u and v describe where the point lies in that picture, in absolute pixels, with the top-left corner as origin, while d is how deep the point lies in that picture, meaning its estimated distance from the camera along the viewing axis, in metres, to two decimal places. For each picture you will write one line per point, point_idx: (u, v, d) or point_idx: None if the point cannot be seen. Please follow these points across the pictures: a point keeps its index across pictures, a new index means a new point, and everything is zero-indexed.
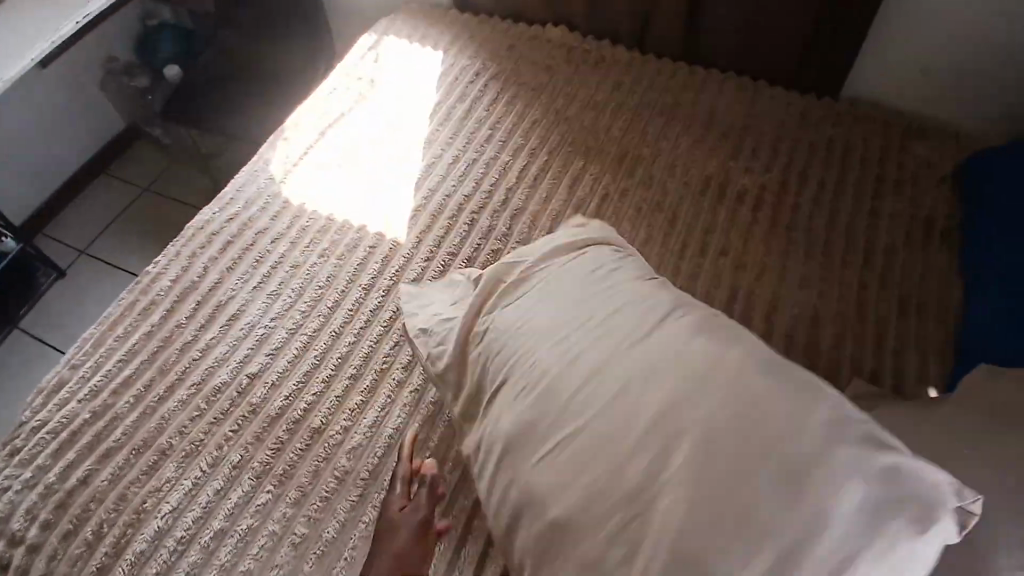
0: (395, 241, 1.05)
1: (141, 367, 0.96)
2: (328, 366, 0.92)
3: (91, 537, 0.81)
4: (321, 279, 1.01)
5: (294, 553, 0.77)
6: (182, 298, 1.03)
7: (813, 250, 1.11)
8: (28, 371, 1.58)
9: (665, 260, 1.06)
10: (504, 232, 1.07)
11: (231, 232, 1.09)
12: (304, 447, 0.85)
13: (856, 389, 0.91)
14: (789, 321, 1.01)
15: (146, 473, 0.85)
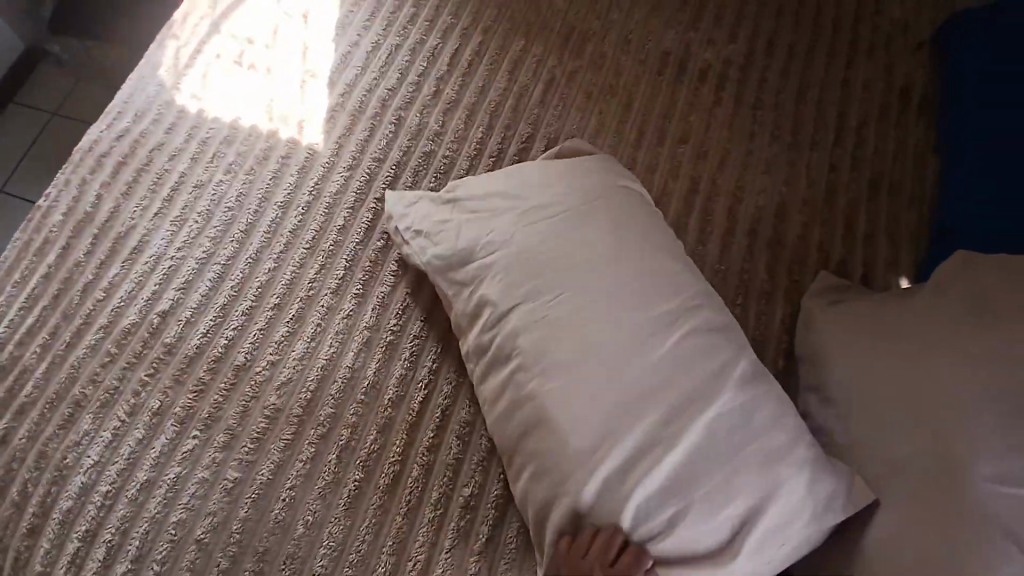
0: (311, 148, 0.93)
1: (43, 316, 0.83)
2: (249, 296, 0.83)
3: (20, 497, 0.74)
4: (231, 199, 0.89)
5: (228, 499, 0.72)
6: (77, 233, 0.88)
7: (779, 127, 1.01)
8: None
9: (619, 151, 0.95)
10: (437, 130, 0.95)
11: (122, 152, 0.93)
12: (229, 387, 0.78)
13: (821, 279, 0.84)
14: (754, 210, 0.92)
15: (64, 426, 0.76)
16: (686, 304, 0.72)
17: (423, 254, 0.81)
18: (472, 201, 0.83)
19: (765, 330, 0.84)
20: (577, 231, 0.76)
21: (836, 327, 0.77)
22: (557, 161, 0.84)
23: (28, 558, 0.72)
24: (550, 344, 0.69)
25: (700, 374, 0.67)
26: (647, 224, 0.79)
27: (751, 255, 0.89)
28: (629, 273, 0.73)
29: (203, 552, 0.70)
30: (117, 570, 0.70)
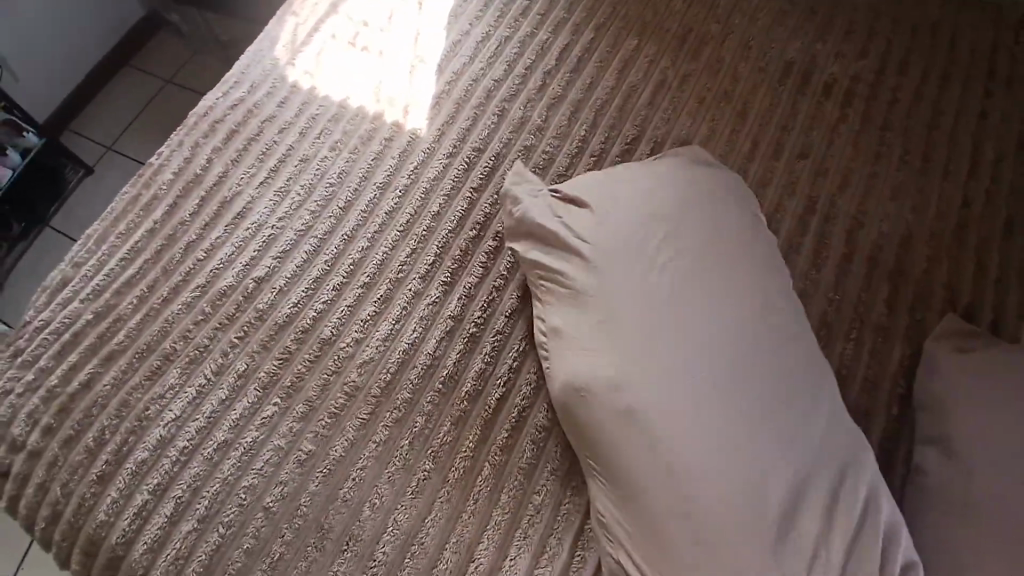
0: (413, 133, 0.93)
1: (143, 268, 0.87)
2: (341, 271, 0.83)
3: (92, 444, 0.77)
4: (333, 175, 0.90)
5: (300, 470, 0.72)
6: (183, 194, 0.92)
7: (911, 152, 0.92)
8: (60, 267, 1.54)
9: (729, 162, 0.90)
10: (539, 125, 0.92)
11: (235, 121, 0.97)
12: (313, 359, 0.78)
13: (950, 323, 0.76)
14: (875, 239, 0.84)
15: (151, 377, 0.80)
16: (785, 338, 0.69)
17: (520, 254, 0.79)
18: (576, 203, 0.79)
19: (879, 370, 0.76)
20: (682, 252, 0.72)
21: (951, 380, 0.70)
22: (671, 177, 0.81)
23: (89, 507, 0.75)
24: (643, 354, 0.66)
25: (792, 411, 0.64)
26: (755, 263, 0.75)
27: (869, 287, 0.81)
28: (726, 294, 0.69)
29: (269, 520, 0.71)
30: (183, 526, 0.72)
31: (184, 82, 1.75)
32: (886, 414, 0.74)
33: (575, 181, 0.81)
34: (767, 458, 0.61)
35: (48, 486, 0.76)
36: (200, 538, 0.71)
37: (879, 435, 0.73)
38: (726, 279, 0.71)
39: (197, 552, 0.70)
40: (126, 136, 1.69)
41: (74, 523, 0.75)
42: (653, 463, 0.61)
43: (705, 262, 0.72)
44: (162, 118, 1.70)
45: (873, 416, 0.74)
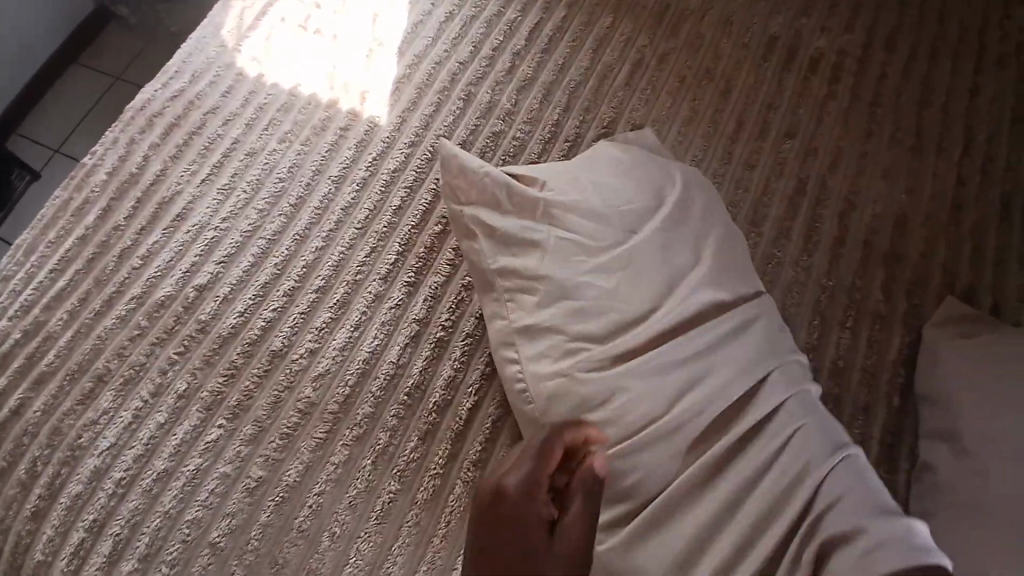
0: (373, 121, 0.85)
1: (75, 280, 0.78)
2: (293, 275, 0.75)
3: (25, 476, 0.68)
4: (283, 169, 0.82)
5: (249, 500, 0.65)
6: (120, 195, 0.83)
7: (900, 129, 0.87)
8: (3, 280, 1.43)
9: (713, 144, 0.83)
10: (509, 109, 0.85)
11: (175, 113, 0.88)
12: (262, 374, 0.70)
13: (949, 308, 0.70)
14: (869, 222, 0.79)
15: (83, 401, 0.71)
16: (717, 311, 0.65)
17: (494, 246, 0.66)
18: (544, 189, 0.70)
19: (878, 360, 0.70)
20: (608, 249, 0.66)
21: (959, 373, 0.64)
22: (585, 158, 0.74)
23: (25, 545, 0.66)
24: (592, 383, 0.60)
25: (742, 394, 0.60)
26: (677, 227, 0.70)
27: (865, 272, 0.76)
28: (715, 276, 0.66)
29: (216, 557, 0.63)
30: (123, 567, 0.64)
31: (128, 78, 1.64)
32: (887, 407, 0.68)
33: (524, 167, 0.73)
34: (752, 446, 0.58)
35: None
36: None
37: (881, 429, 0.67)
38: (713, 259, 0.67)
39: None
40: (73, 139, 1.58)
41: (14, 561, 0.67)
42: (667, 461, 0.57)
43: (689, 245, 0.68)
44: (111, 117, 1.60)
45: (874, 411, 0.68)
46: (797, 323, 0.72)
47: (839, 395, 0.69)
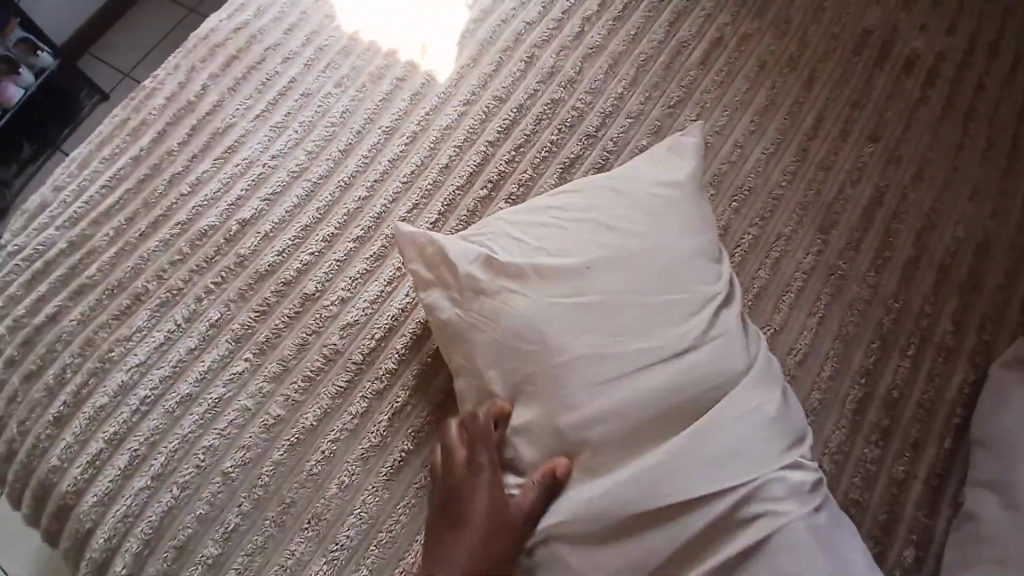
0: (430, 75, 0.83)
1: (125, 198, 0.79)
2: (334, 222, 0.75)
3: (53, 382, 0.70)
4: (336, 114, 0.81)
5: (265, 436, 0.65)
6: (176, 121, 0.84)
7: (997, 147, 0.79)
8: None
9: (785, 138, 0.77)
10: (571, 77, 0.81)
11: (239, 46, 0.88)
12: (292, 315, 0.70)
13: (1020, 349, 0.63)
14: (945, 244, 0.72)
15: (119, 316, 0.73)
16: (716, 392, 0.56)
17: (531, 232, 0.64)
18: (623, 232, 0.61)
19: (936, 394, 0.65)
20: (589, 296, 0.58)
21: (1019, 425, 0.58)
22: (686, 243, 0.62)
23: (44, 449, 0.69)
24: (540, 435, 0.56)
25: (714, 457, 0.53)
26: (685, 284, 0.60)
27: (935, 297, 0.69)
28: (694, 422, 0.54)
29: (227, 487, 0.64)
30: (135, 482, 0.65)
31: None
32: (937, 446, 0.63)
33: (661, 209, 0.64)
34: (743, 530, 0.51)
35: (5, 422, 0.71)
36: (150, 499, 0.64)
37: (927, 469, 0.62)
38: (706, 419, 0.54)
39: (146, 513, 0.64)
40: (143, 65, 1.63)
41: (28, 466, 0.69)
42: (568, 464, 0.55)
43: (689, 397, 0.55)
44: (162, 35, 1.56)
45: (923, 448, 0.63)
46: (851, 342, 0.67)
47: (890, 426, 0.63)
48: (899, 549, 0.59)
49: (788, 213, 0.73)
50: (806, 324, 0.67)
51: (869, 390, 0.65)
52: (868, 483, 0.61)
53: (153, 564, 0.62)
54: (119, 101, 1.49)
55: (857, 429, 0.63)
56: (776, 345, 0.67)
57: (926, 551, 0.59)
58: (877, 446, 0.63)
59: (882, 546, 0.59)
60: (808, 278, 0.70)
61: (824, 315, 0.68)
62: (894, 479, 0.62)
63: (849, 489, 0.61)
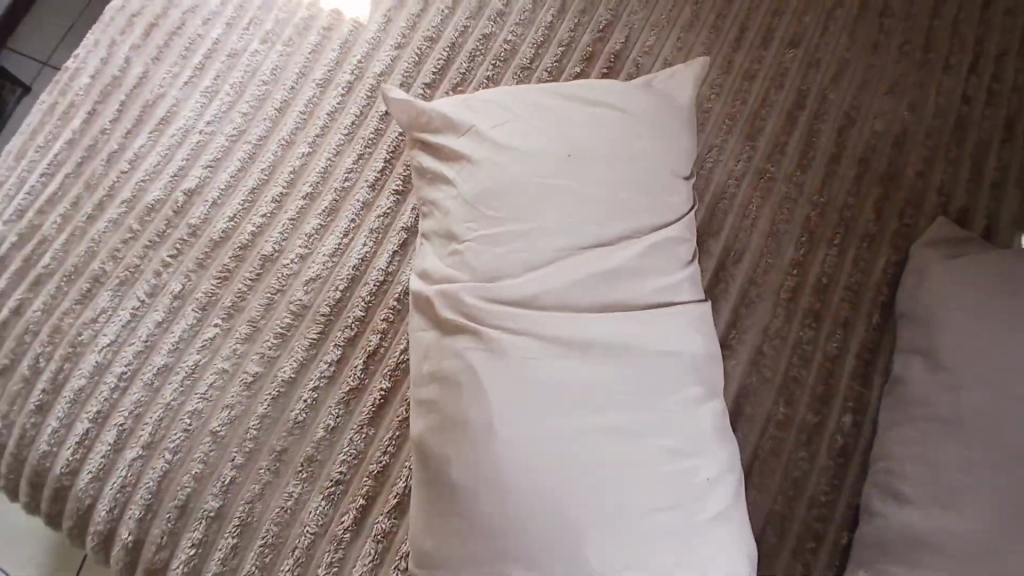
0: (356, 22, 0.82)
1: (65, 183, 0.78)
2: (280, 182, 0.75)
3: (27, 374, 0.72)
4: (266, 72, 0.80)
5: (247, 394, 0.68)
6: (103, 99, 0.82)
7: (911, 41, 0.83)
8: None
9: (712, 53, 0.80)
10: (500, 11, 0.81)
11: (156, 13, 0.85)
12: (254, 277, 0.72)
13: (941, 227, 0.70)
14: (865, 138, 0.77)
15: (81, 301, 0.73)
16: (670, 287, 0.58)
17: (551, 106, 0.64)
18: (616, 150, 0.62)
19: (862, 277, 0.71)
20: (557, 179, 0.59)
21: (947, 297, 0.62)
22: (662, 186, 0.62)
23: (31, 438, 0.70)
24: (488, 274, 0.56)
25: (651, 380, 0.53)
26: (639, 189, 0.61)
27: (858, 189, 0.75)
28: (645, 356, 0.54)
29: (218, 445, 0.67)
30: (127, 454, 0.68)
31: None
32: (865, 322, 0.69)
33: (661, 146, 0.63)
34: (654, 452, 0.50)
35: None
36: (145, 467, 0.67)
37: (858, 344, 0.68)
38: (651, 348, 0.54)
39: (144, 480, 0.67)
40: None
41: (18, 456, 0.71)
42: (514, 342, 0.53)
43: (640, 329, 0.55)
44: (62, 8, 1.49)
45: (853, 326, 0.69)
46: (783, 238, 0.72)
47: (820, 308, 0.69)
48: (836, 419, 0.65)
49: (718, 126, 0.77)
50: (741, 227, 0.72)
51: (801, 281, 0.70)
52: (805, 363, 0.67)
53: (158, 525, 0.66)
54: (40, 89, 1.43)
55: (790, 315, 0.69)
56: (711, 247, 0.71)
57: (863, 416, 0.65)
58: (811, 329, 0.68)
59: (822, 416, 0.65)
60: (740, 182, 0.74)
61: (756, 216, 0.73)
62: (828, 354, 0.67)
63: (789, 368, 0.67)
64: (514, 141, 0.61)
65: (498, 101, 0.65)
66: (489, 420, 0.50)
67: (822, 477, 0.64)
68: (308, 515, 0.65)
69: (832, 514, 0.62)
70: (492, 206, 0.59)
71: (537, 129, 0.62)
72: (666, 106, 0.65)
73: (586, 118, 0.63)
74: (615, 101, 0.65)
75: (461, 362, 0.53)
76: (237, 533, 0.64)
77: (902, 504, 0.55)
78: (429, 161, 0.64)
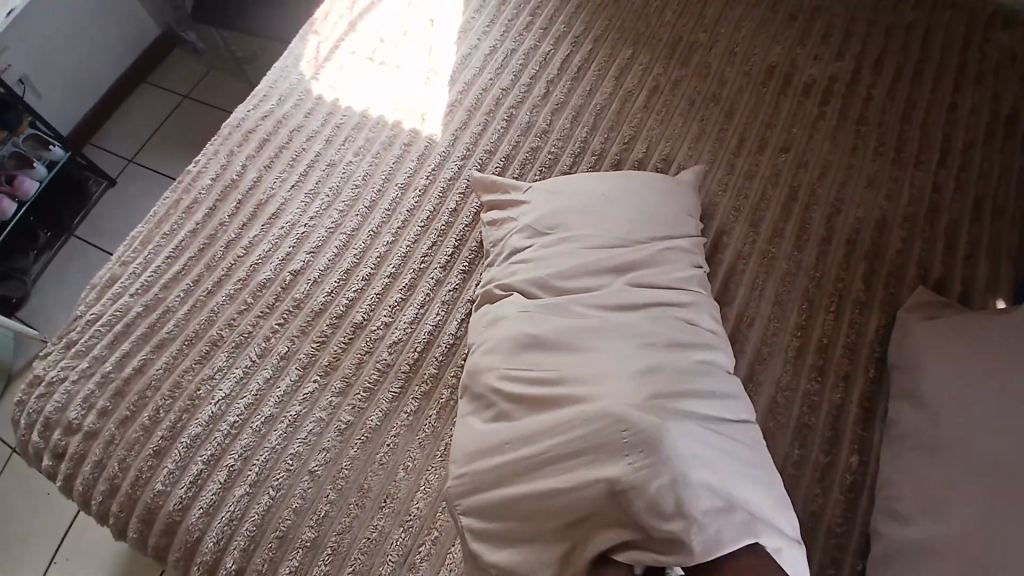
0: (431, 138, 1.03)
1: (187, 265, 0.96)
2: (369, 264, 0.93)
3: (148, 423, 0.85)
4: (358, 177, 1.00)
5: (341, 439, 0.81)
6: (222, 197, 1.01)
7: (885, 144, 0.99)
8: (76, 273, 1.68)
9: (717, 158, 0.99)
10: (544, 129, 1.02)
11: (266, 130, 1.06)
12: (348, 340, 0.87)
13: (920, 296, 0.83)
14: (851, 224, 0.93)
15: (199, 361, 0.88)
16: (678, 277, 0.77)
17: (594, 175, 0.89)
18: (638, 198, 0.84)
19: (857, 338, 0.84)
20: (588, 212, 0.83)
21: (934, 345, 0.75)
22: (671, 221, 0.83)
23: (147, 478, 0.82)
24: (534, 265, 0.79)
25: (671, 345, 0.69)
26: (654, 224, 0.82)
27: (848, 265, 0.89)
28: (666, 329, 0.71)
29: (314, 483, 0.79)
30: (235, 491, 0.79)
31: (176, 89, 1.95)
32: (863, 375, 0.81)
33: (673, 198, 0.85)
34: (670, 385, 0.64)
35: (106, 462, 0.84)
36: (250, 502, 0.79)
37: (859, 395, 0.80)
38: (671, 327, 0.71)
39: (248, 514, 0.78)
40: (144, 149, 1.86)
41: (132, 495, 0.82)
42: (569, 311, 0.73)
43: (660, 313, 0.73)
44: (160, 124, 1.90)
45: (853, 379, 0.81)
46: (787, 307, 0.86)
47: (823, 364, 0.82)
48: (844, 460, 0.76)
49: (726, 216, 0.94)
50: (751, 297, 0.87)
51: (805, 342, 0.84)
52: (814, 410, 0.79)
53: (260, 553, 0.76)
54: (124, 185, 1.81)
55: (799, 370, 0.82)
56: (725, 314, 0.86)
57: (867, 456, 0.77)
58: (817, 381, 0.81)
59: (832, 456, 0.77)
60: (747, 261, 0.90)
61: (763, 289, 0.88)
62: (834, 403, 0.80)
63: (800, 415, 0.79)
64: (563, 193, 0.87)
65: (558, 176, 0.92)
66: (542, 356, 0.70)
67: (836, 509, 0.74)
68: (391, 545, 0.75)
69: (848, 541, 0.72)
70: (543, 227, 0.83)
71: (581, 185, 0.87)
72: (679, 182, 0.89)
73: (619, 179, 0.87)
74: (641, 173, 0.89)
75: (525, 321, 0.73)
76: (329, 561, 0.75)
77: (903, 521, 0.66)
78: (501, 208, 0.90)
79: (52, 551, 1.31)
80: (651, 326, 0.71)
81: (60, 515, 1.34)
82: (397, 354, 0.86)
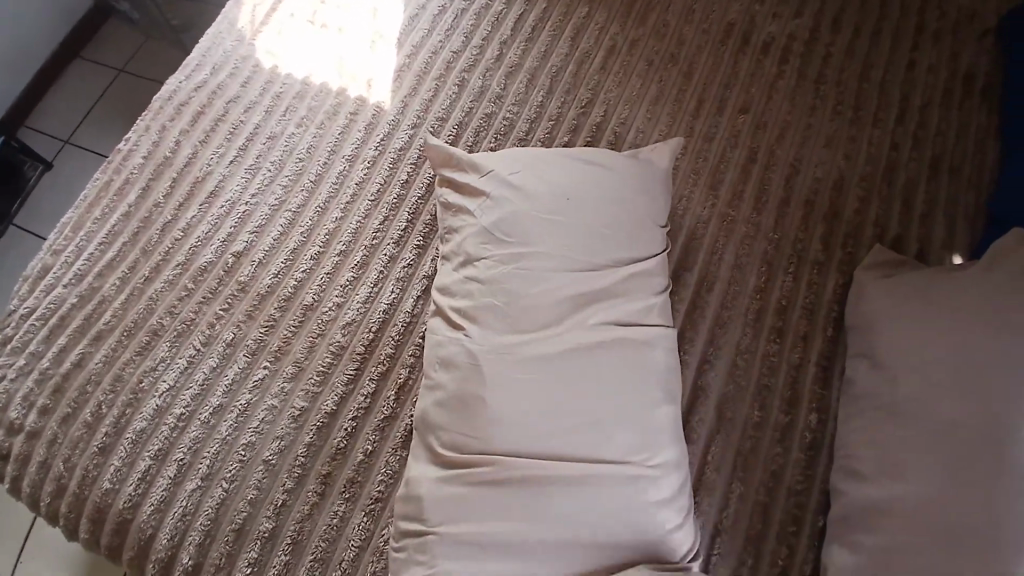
0: (379, 106, 0.97)
1: (124, 250, 0.90)
2: (317, 243, 0.88)
3: (90, 419, 0.80)
4: (302, 151, 0.94)
5: (295, 425, 0.78)
6: (156, 175, 0.94)
7: (842, 103, 0.98)
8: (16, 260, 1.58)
9: (676, 121, 0.96)
10: (498, 94, 0.97)
11: (201, 102, 0.99)
12: (298, 323, 0.83)
13: (876, 255, 0.83)
14: (810, 183, 0.92)
15: (141, 352, 0.83)
16: (642, 309, 0.74)
17: (559, 164, 0.82)
18: (604, 200, 0.79)
19: (815, 299, 0.83)
20: (551, 216, 0.77)
21: (889, 305, 0.75)
22: (639, 233, 0.78)
23: (94, 477, 0.78)
24: (490, 280, 0.75)
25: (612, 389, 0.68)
26: (618, 230, 0.78)
27: (806, 226, 0.88)
28: (612, 369, 0.69)
29: (269, 472, 0.76)
30: (187, 486, 0.76)
31: (110, 62, 1.82)
32: (821, 335, 0.81)
33: (642, 201, 0.80)
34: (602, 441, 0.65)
35: (50, 463, 0.79)
36: (203, 496, 0.75)
37: (817, 355, 0.80)
38: (617, 367, 0.69)
39: (202, 508, 0.75)
40: (80, 129, 1.74)
41: (79, 495, 0.78)
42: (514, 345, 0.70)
43: (608, 350, 0.70)
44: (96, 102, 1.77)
45: (811, 339, 0.81)
46: (746, 270, 0.85)
47: (782, 326, 0.82)
48: (804, 419, 0.77)
49: (686, 181, 0.92)
50: (711, 262, 0.86)
51: (764, 305, 0.83)
52: (774, 373, 0.79)
53: (217, 548, 0.73)
54: (61, 166, 1.69)
55: (758, 333, 0.81)
56: (685, 279, 0.84)
57: (826, 415, 0.77)
58: (776, 343, 0.81)
59: (791, 416, 0.77)
60: (707, 225, 0.88)
61: (723, 253, 0.86)
62: (793, 364, 0.80)
63: (760, 378, 0.79)
64: (526, 188, 0.80)
65: (520, 157, 0.83)
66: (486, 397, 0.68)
67: (796, 468, 0.75)
68: (352, 530, 0.73)
69: (808, 499, 0.73)
70: (503, 233, 0.77)
71: (546, 179, 0.81)
72: (653, 178, 0.82)
73: (587, 174, 0.81)
74: (610, 161, 0.83)
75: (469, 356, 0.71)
76: (289, 550, 0.72)
77: (864, 481, 0.67)
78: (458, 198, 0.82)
79: (14, 553, 1.26)
80: (596, 367, 0.69)
81: (18, 515, 1.29)
82: (347, 334, 0.82)
